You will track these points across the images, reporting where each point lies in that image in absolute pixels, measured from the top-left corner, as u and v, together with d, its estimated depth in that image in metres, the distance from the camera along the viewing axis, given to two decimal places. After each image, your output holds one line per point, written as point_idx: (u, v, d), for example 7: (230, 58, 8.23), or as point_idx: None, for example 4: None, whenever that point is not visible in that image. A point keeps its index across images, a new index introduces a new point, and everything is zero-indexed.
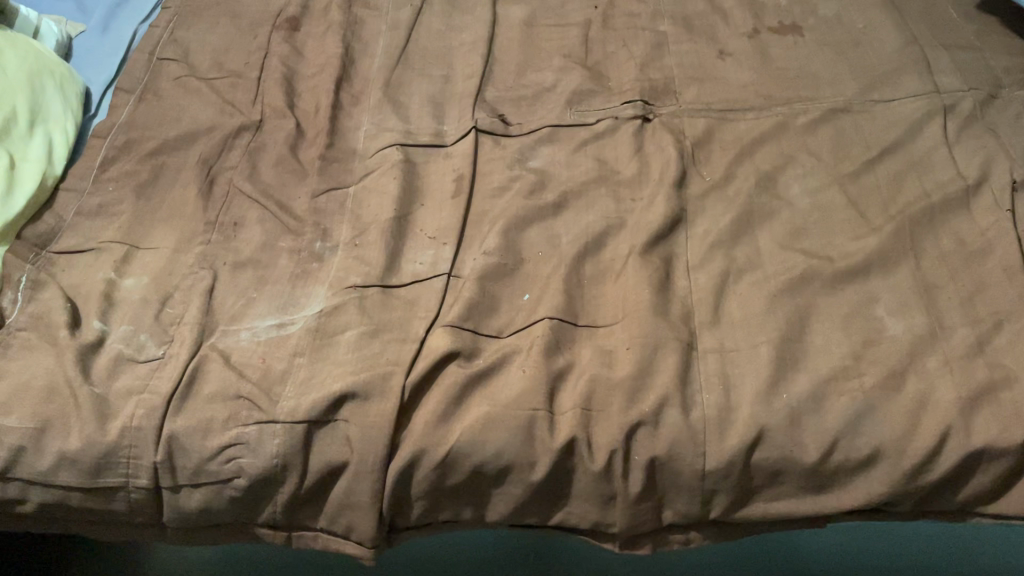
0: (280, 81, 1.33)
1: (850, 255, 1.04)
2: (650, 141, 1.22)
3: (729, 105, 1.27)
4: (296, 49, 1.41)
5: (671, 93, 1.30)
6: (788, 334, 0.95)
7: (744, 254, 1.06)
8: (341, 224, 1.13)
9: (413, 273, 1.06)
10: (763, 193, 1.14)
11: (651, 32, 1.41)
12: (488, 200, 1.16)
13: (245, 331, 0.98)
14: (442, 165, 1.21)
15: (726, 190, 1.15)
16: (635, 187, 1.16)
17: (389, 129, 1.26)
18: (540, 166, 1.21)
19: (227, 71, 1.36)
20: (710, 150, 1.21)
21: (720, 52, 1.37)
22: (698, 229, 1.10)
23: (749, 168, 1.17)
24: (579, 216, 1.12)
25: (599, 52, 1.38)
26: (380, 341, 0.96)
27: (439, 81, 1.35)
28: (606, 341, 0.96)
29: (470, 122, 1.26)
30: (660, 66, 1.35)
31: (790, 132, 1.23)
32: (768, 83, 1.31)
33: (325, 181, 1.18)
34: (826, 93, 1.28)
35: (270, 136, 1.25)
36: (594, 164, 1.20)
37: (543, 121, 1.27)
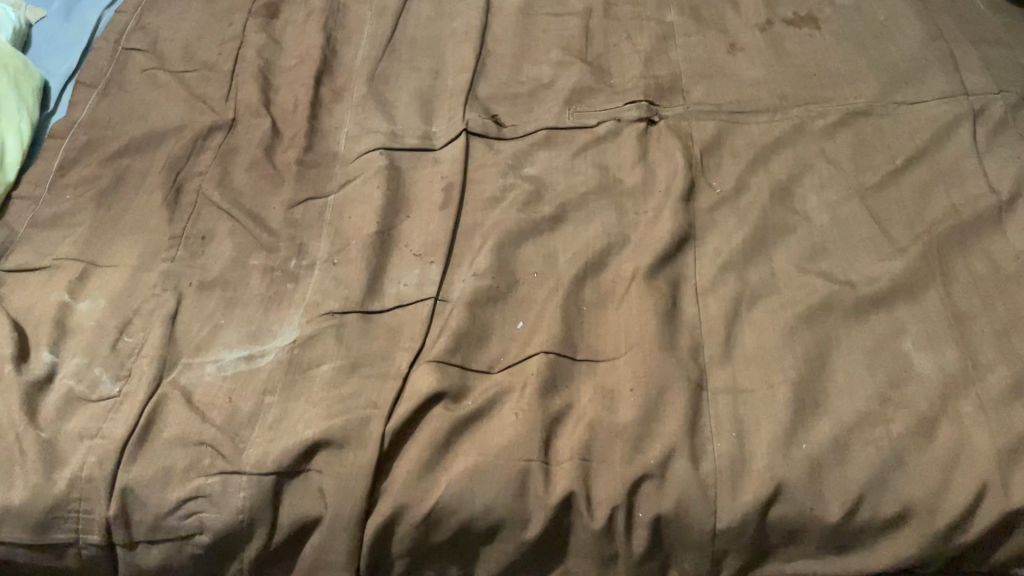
0: (255, 75, 1.23)
1: (873, 280, 0.95)
2: (656, 146, 1.13)
3: (740, 106, 1.18)
4: (274, 38, 1.30)
5: (678, 92, 1.20)
6: (806, 372, 0.87)
7: (757, 276, 0.97)
8: (319, 239, 1.03)
9: (397, 296, 0.97)
10: (779, 207, 1.05)
11: (657, 22, 1.31)
12: (480, 212, 1.07)
13: (211, 364, 0.89)
14: (430, 171, 1.12)
15: (738, 203, 1.06)
16: (639, 199, 1.06)
17: (373, 130, 1.16)
18: (536, 173, 1.11)
19: (199, 63, 1.26)
20: (719, 157, 1.11)
21: (732, 45, 1.27)
22: (707, 247, 1.01)
23: (762, 178, 1.08)
24: (579, 232, 1.03)
25: (600, 44, 1.28)
26: (358, 378, 0.87)
27: (428, 75, 1.25)
28: (608, 378, 0.88)
29: (460, 123, 1.16)
30: (666, 61, 1.25)
31: (806, 137, 1.13)
32: (784, 80, 1.21)
33: (302, 189, 1.09)
34: (846, 94, 1.18)
35: (244, 137, 1.15)
36: (595, 172, 1.10)
37: (539, 122, 1.17)
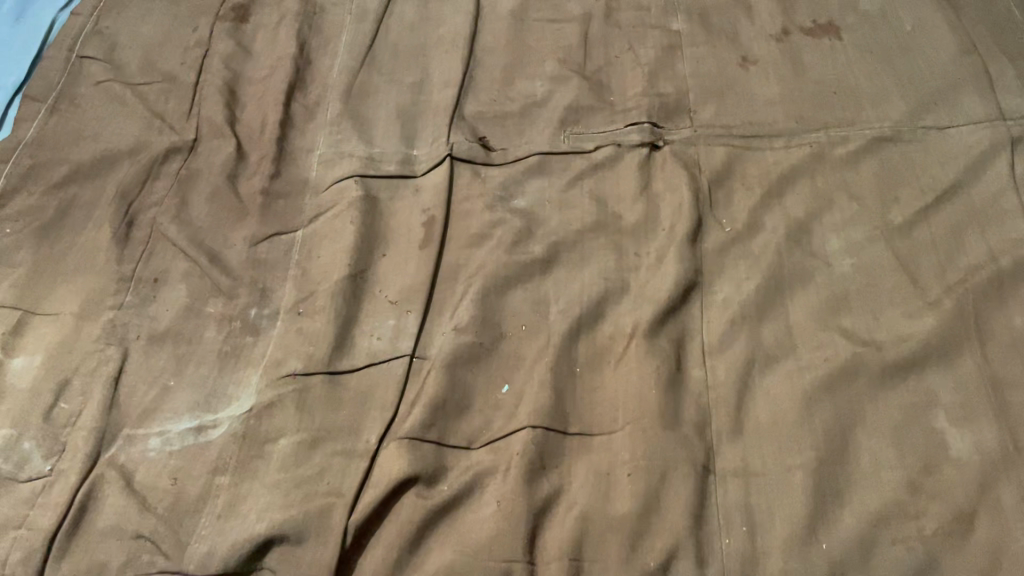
0: (220, 90, 1.12)
1: (901, 341, 0.85)
2: (660, 176, 1.02)
3: (753, 130, 1.07)
4: (242, 45, 1.19)
5: (684, 113, 1.10)
6: (826, 454, 0.77)
7: (771, 333, 0.87)
8: (284, 282, 0.93)
9: (368, 352, 0.87)
10: (796, 250, 0.94)
11: (663, 30, 1.19)
12: (464, 250, 0.97)
13: (156, 437, 0.79)
14: (410, 201, 1.01)
15: (750, 244, 0.95)
16: (641, 239, 0.96)
17: (349, 154, 1.06)
18: (527, 206, 1.01)
19: (159, 73, 1.15)
20: (730, 189, 1.01)
21: (744, 57, 1.15)
22: (715, 296, 0.90)
23: (777, 215, 0.98)
24: (573, 277, 0.93)
25: (600, 55, 1.16)
26: (321, 455, 0.78)
27: (410, 88, 1.14)
28: (603, 456, 0.78)
29: (444, 147, 1.05)
30: (672, 76, 1.13)
31: (826, 167, 1.02)
32: (801, 100, 1.10)
33: (268, 223, 0.98)
34: (870, 116, 1.07)
35: (205, 161, 1.05)
36: (592, 205, 1.00)
37: (531, 146, 1.06)
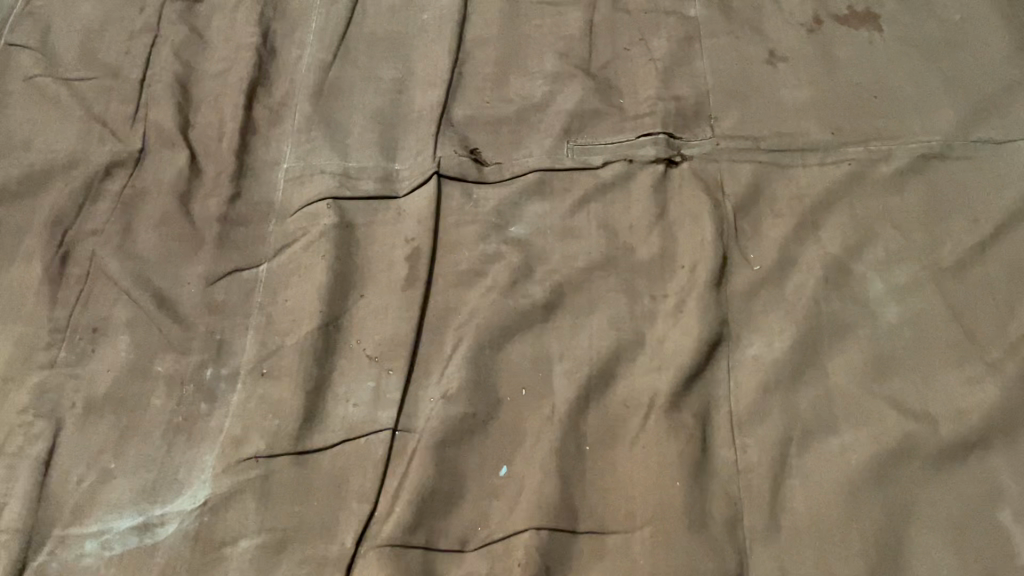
0: (171, 88, 0.97)
1: (959, 415, 0.74)
2: (678, 200, 0.89)
3: (783, 143, 0.93)
4: (196, 30, 1.03)
5: (703, 120, 0.96)
6: (876, 563, 0.67)
7: (809, 402, 0.76)
8: (245, 332, 0.80)
9: (344, 423, 0.75)
10: (835, 294, 0.82)
11: (679, 17, 1.04)
12: (453, 291, 0.84)
13: (92, 537, 0.69)
14: (391, 228, 0.88)
15: (782, 287, 0.83)
16: (657, 280, 0.84)
17: (320, 169, 0.92)
18: (525, 234, 0.88)
19: (99, 65, 0.99)
20: (757, 216, 0.88)
21: (771, 52, 1.01)
22: (744, 354, 0.79)
23: (812, 251, 0.85)
24: (580, 328, 0.81)
25: (608, 47, 1.02)
26: (287, 563, 0.68)
27: (390, 85, 0.99)
28: (618, 563, 0.68)
29: (431, 162, 0.92)
30: (689, 74, 0.99)
31: (867, 190, 0.90)
32: (836, 105, 0.96)
33: (226, 257, 0.85)
34: (914, 127, 0.94)
35: (153, 177, 0.90)
36: (600, 235, 0.87)
37: (530, 160, 0.93)
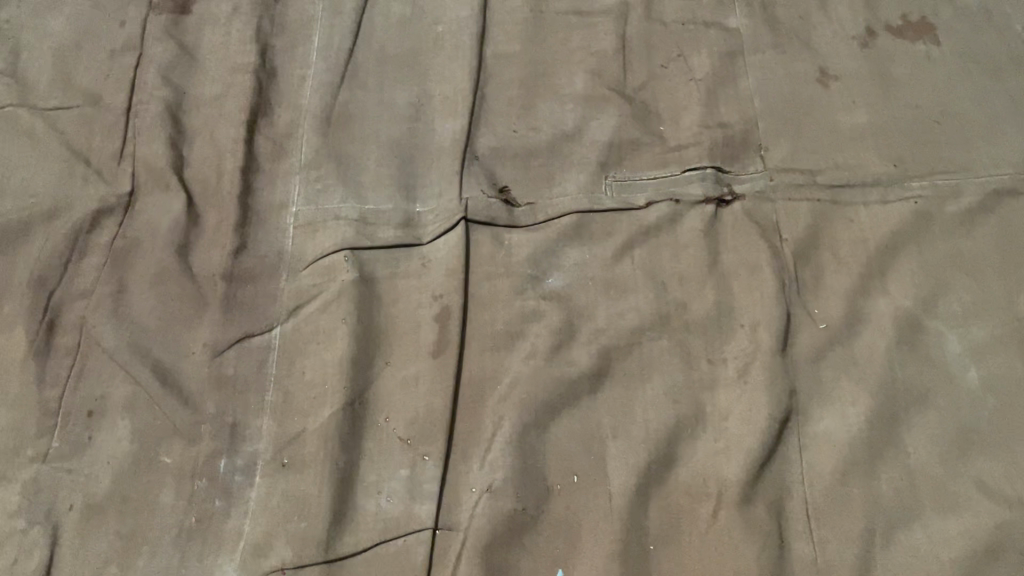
0: (160, 118, 0.86)
1: None
2: (732, 245, 0.81)
3: (842, 178, 0.85)
4: (184, 46, 0.92)
5: (752, 151, 0.88)
6: None
7: (890, 486, 0.69)
8: (261, 414, 0.72)
9: (378, 522, 0.68)
10: (909, 357, 0.75)
11: (719, 29, 0.95)
12: (489, 356, 0.75)
13: None
14: (416, 281, 0.79)
15: (852, 348, 0.75)
16: (715, 342, 0.76)
17: (334, 215, 0.83)
18: (566, 286, 0.79)
19: (78, 91, 0.88)
20: (818, 264, 0.80)
21: (822, 70, 0.92)
22: (815, 429, 0.72)
23: (882, 304, 0.78)
24: (633, 400, 0.73)
25: (644, 65, 0.92)
26: None
27: (405, 112, 0.89)
28: None
29: (458, 205, 0.83)
30: (734, 97, 0.91)
31: (936, 230, 0.82)
32: (896, 133, 0.88)
33: (234, 322, 0.76)
34: (983, 158, 0.86)
35: (146, 225, 0.81)
36: (649, 288, 0.79)
37: (566, 200, 0.84)
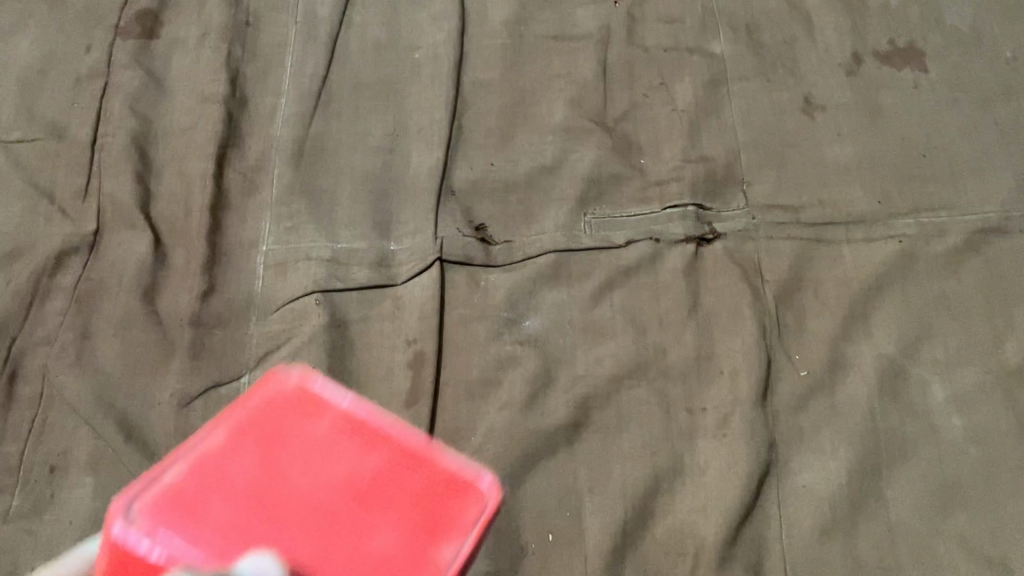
0: (127, 152, 0.83)
1: None
2: (712, 287, 0.79)
3: (826, 216, 0.83)
4: (153, 74, 0.89)
5: (735, 185, 0.86)
6: None
7: (871, 544, 0.68)
8: None
9: None
10: (892, 406, 0.73)
11: (703, 55, 0.93)
12: (465, 405, 0.73)
13: None
14: (389, 326, 0.77)
15: (834, 396, 0.74)
16: (694, 390, 0.74)
17: (306, 254, 0.80)
18: (543, 330, 0.77)
19: (41, 122, 0.85)
20: (801, 306, 0.79)
21: (807, 98, 0.90)
22: (795, 482, 0.71)
23: (865, 350, 0.76)
24: (611, 453, 0.71)
25: (625, 94, 0.90)
26: None
27: (379, 143, 0.87)
28: None
29: (433, 244, 0.81)
30: (717, 128, 0.89)
31: (922, 270, 0.80)
32: (881, 167, 0.86)
33: (202, 371, 0.74)
34: (969, 194, 0.84)
35: (112, 266, 0.78)
36: (628, 332, 0.77)
37: (544, 238, 0.82)
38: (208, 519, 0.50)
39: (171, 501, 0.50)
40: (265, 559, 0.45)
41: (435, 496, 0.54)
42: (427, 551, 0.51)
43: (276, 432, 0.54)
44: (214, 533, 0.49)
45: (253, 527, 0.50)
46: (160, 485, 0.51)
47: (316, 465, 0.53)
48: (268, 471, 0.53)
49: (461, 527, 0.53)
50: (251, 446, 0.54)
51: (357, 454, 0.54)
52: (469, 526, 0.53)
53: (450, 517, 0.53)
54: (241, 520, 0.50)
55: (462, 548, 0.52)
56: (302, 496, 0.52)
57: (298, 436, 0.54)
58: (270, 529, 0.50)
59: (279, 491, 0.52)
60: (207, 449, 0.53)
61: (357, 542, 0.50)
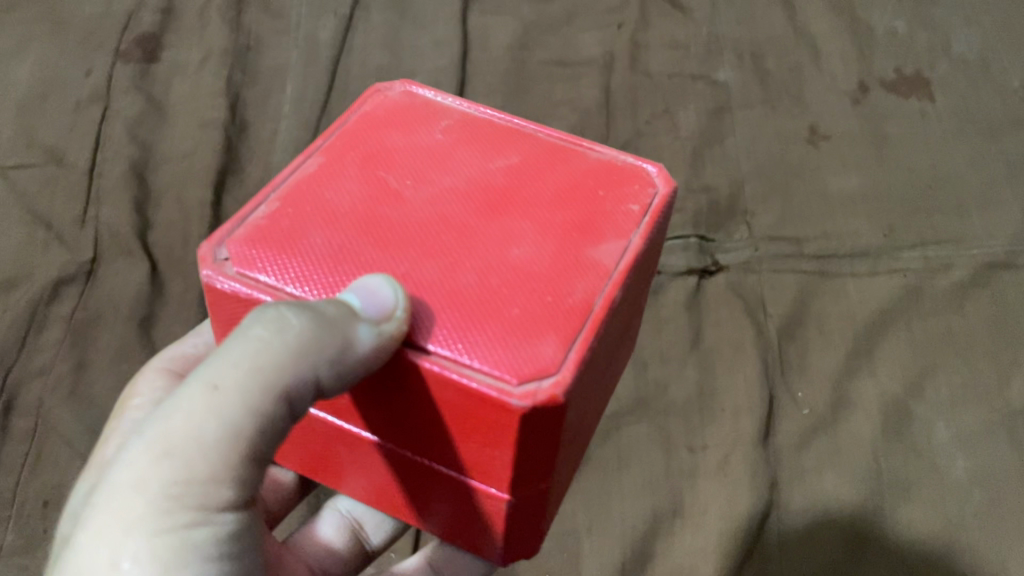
0: (126, 179, 0.83)
1: None
2: (714, 321, 0.79)
3: (829, 248, 0.83)
4: (153, 99, 0.89)
5: (738, 217, 0.86)
6: None
7: None
8: None
9: None
10: (896, 446, 0.71)
11: (707, 83, 0.95)
12: None
13: None
14: None
15: (837, 435, 0.72)
16: (696, 428, 0.73)
17: None
18: None
19: (40, 147, 0.83)
20: (805, 343, 0.78)
21: (813, 127, 0.92)
22: (796, 522, 0.68)
23: (869, 389, 0.74)
24: (609, 493, 0.70)
25: (628, 121, 0.93)
26: None
27: None
28: None
29: None
30: (722, 157, 0.90)
31: (927, 304, 0.78)
32: (886, 198, 0.86)
33: None
34: (976, 227, 0.82)
35: (109, 298, 0.77)
36: (628, 369, 0.76)
37: None
38: (313, 249, 0.47)
39: (276, 233, 0.48)
40: (375, 282, 0.43)
41: (595, 191, 0.53)
42: (581, 251, 0.49)
43: (380, 146, 0.55)
44: (321, 264, 0.47)
45: (369, 258, 0.47)
46: (255, 221, 0.49)
47: (435, 168, 0.53)
48: (385, 184, 0.52)
49: (626, 211, 0.52)
50: (354, 164, 0.53)
51: (483, 155, 0.55)
52: (631, 228, 0.51)
53: (608, 219, 0.51)
54: (347, 246, 0.48)
55: (632, 239, 0.50)
56: (411, 217, 0.49)
57: (401, 151, 0.54)
58: (416, 251, 0.47)
59: (392, 213, 0.50)
60: (309, 171, 0.52)
61: (557, 288, 0.46)
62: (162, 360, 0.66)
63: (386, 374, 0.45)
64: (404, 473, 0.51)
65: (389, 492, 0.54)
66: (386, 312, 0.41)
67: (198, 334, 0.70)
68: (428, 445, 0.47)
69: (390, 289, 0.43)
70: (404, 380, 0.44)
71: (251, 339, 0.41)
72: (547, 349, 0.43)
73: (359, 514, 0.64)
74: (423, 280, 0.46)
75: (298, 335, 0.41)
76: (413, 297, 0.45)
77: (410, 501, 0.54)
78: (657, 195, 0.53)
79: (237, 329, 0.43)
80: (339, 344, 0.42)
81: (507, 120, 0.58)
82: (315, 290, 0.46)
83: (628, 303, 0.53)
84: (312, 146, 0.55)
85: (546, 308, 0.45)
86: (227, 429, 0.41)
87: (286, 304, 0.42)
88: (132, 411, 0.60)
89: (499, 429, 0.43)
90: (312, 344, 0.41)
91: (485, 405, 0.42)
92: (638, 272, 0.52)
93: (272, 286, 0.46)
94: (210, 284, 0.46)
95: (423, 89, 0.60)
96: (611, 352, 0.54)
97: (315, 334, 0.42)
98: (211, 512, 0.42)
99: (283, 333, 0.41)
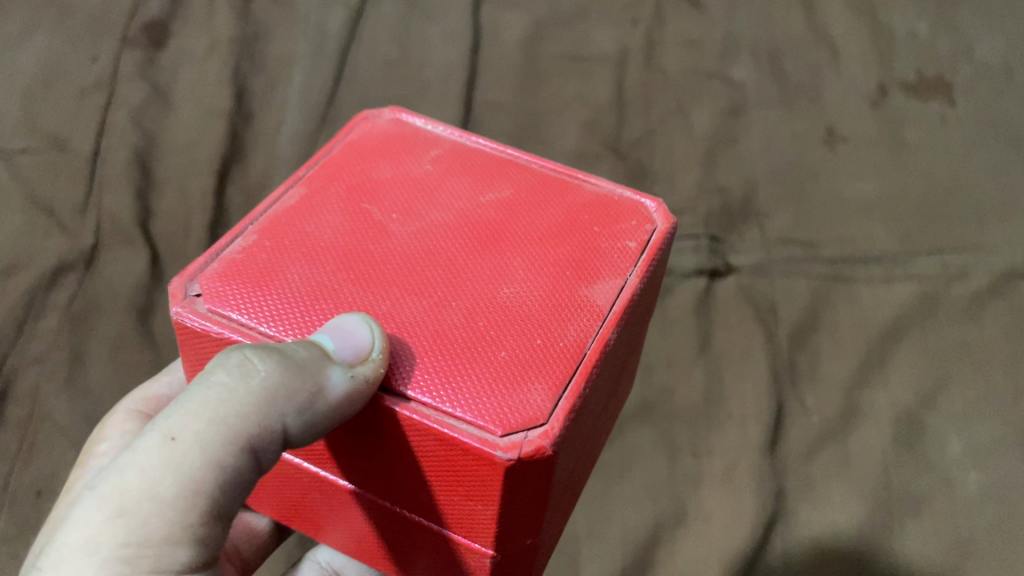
0: (130, 168, 0.82)
1: None
2: (724, 326, 0.78)
3: (844, 252, 0.82)
4: (158, 87, 0.87)
5: (751, 219, 0.85)
6: None
7: None
8: None
9: None
10: (907, 458, 0.69)
11: (723, 82, 0.93)
12: None
13: None
14: None
15: (846, 446, 0.70)
16: (701, 434, 0.71)
17: None
18: None
19: (42, 132, 0.82)
20: (816, 349, 0.76)
21: (830, 130, 0.90)
22: (802, 533, 0.65)
23: (882, 398, 0.72)
24: (611, 495, 0.68)
25: (640, 120, 0.91)
26: None
27: None
28: None
29: None
30: (735, 158, 0.89)
31: (941, 315, 0.76)
32: (902, 203, 0.84)
33: None
34: (995, 236, 0.80)
35: (109, 285, 0.76)
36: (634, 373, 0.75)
37: None
38: (291, 285, 0.46)
39: (254, 267, 0.47)
40: (349, 321, 0.42)
41: (590, 226, 0.53)
42: (574, 290, 0.48)
43: (366, 177, 0.55)
44: (301, 299, 0.46)
45: (350, 295, 0.46)
46: (231, 255, 0.48)
47: (422, 201, 0.53)
48: (369, 217, 0.51)
49: (623, 247, 0.52)
50: (339, 198, 0.53)
51: (472, 188, 0.55)
52: (626, 267, 0.50)
53: (603, 255, 0.51)
54: (328, 282, 0.47)
55: (627, 278, 0.50)
56: (396, 255, 0.49)
57: (388, 186, 0.54)
58: (401, 288, 0.47)
59: (376, 250, 0.49)
60: (291, 203, 0.52)
61: (548, 331, 0.45)
62: (133, 401, 0.64)
63: (364, 421, 0.43)
64: (390, 526, 0.50)
65: (372, 548, 0.53)
66: (361, 356, 0.41)
67: (171, 373, 0.68)
68: (412, 497, 0.46)
69: (367, 330, 0.42)
70: (384, 428, 0.43)
71: (213, 385, 0.39)
72: (536, 396, 0.42)
73: (338, 565, 0.63)
74: (407, 319, 0.45)
75: (264, 381, 0.40)
76: (394, 339, 0.44)
77: (393, 556, 0.53)
78: (655, 231, 0.53)
79: (197, 378, 0.41)
80: (311, 388, 0.40)
81: (499, 151, 0.58)
82: (291, 330, 0.44)
83: (626, 341, 0.53)
84: (294, 176, 0.55)
85: (537, 350, 0.44)
86: (186, 482, 0.38)
87: (251, 350, 0.41)
88: (98, 458, 0.59)
89: (484, 482, 0.41)
90: (279, 390, 0.40)
91: (470, 459, 0.40)
92: (634, 313, 0.52)
93: (243, 325, 0.44)
94: (179, 323, 0.45)
95: (413, 117, 0.61)
96: (608, 391, 0.53)
97: (283, 379, 0.40)
98: (168, 574, 0.39)
99: (246, 379, 0.40)
